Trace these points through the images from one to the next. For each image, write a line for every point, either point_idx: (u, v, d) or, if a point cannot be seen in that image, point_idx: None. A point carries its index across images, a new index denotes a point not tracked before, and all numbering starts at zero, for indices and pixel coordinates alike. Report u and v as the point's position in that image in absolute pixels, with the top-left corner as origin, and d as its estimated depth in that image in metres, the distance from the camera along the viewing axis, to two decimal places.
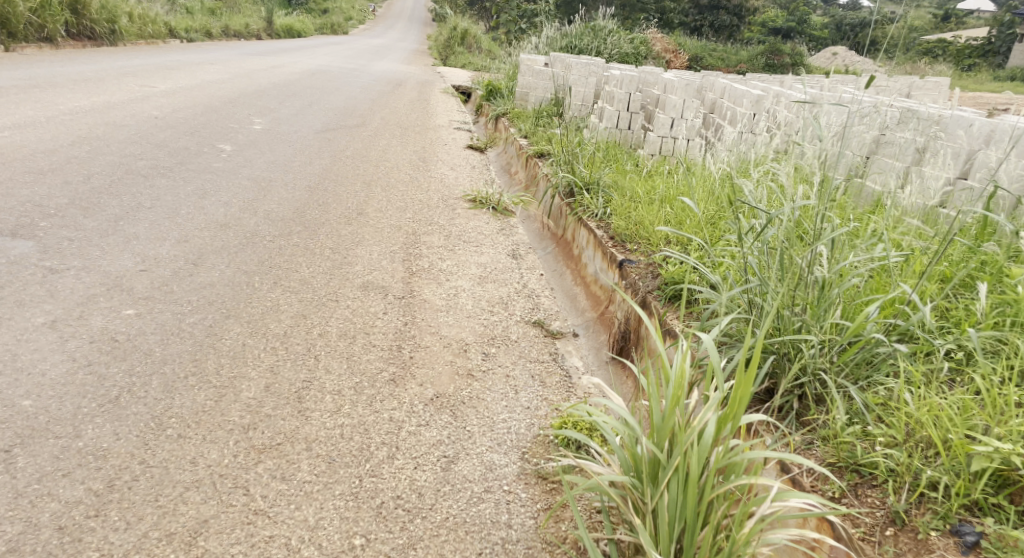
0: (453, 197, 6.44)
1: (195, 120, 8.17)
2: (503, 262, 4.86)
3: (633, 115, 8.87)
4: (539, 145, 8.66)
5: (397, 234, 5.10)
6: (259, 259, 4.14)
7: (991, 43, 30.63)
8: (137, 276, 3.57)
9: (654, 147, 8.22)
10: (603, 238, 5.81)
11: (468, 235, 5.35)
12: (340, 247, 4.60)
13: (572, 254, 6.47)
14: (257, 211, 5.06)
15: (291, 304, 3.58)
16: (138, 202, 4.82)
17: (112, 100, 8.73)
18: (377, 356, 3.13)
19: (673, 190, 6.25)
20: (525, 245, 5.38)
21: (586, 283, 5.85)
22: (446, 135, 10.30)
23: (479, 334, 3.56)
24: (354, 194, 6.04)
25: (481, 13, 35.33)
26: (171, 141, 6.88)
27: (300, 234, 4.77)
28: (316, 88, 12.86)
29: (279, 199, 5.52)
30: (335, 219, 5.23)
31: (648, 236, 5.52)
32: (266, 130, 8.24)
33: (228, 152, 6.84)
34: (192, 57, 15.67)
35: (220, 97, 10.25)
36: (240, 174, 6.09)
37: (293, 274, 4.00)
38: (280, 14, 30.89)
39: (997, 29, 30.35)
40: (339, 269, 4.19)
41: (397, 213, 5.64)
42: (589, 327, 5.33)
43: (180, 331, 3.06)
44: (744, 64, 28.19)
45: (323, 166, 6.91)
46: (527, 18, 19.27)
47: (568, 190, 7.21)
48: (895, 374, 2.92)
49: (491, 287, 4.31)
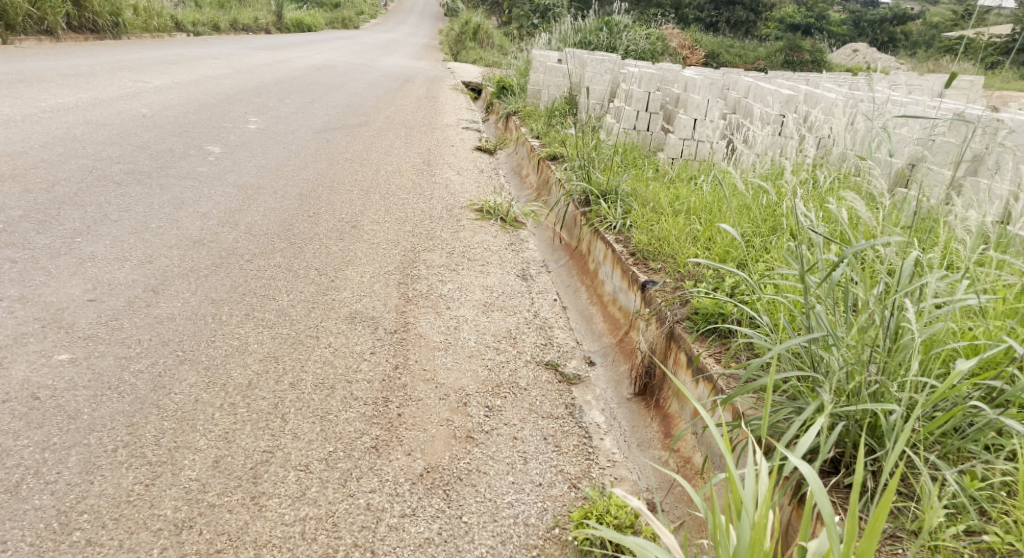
0: (458, 206, 5.92)
1: (186, 118, 7.66)
2: (512, 285, 4.33)
3: (653, 116, 8.30)
4: (552, 148, 8.15)
5: (394, 251, 4.60)
6: (230, 284, 3.62)
7: None
8: (81, 310, 3.06)
9: (674, 150, 7.63)
10: (621, 253, 5.29)
11: (473, 253, 4.83)
12: (327, 268, 4.08)
13: (587, 269, 5.98)
14: (238, 225, 4.55)
15: (261, 340, 3.06)
16: (103, 214, 4.31)
17: (100, 96, 8.24)
18: (358, 415, 2.61)
19: (701, 203, 5.72)
20: (537, 263, 4.85)
21: (604, 303, 5.33)
22: (454, 135, 9.80)
23: (481, 378, 3.04)
24: (349, 203, 5.52)
25: (494, 8, 34.79)
26: (156, 143, 6.38)
27: (283, 251, 4.25)
28: (320, 84, 12.35)
29: (265, 209, 5.02)
30: (325, 233, 4.72)
31: (674, 254, 4.97)
32: (262, 130, 7.73)
33: (216, 154, 6.34)
34: (196, 51, 15.19)
35: (218, 93, 9.76)
36: (226, 179, 5.59)
37: (269, 303, 3.49)
38: (290, 8, 30.49)
39: None
40: (323, 296, 3.67)
41: (396, 226, 5.12)
42: (607, 354, 4.84)
43: (118, 384, 2.56)
44: (763, 60, 27.24)
45: (318, 170, 6.39)
46: (540, 13, 18.76)
47: (584, 198, 6.71)
48: (992, 448, 2.38)
49: (497, 318, 3.78)
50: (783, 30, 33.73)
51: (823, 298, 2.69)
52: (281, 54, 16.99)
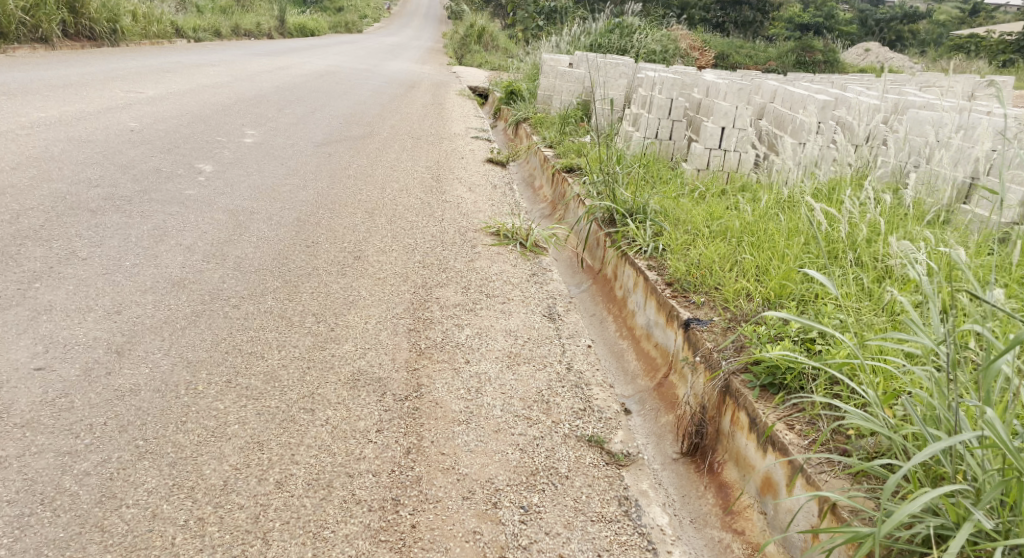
0: (472, 229, 5.39)
1: (178, 133, 7.14)
2: (538, 328, 3.79)
3: (675, 124, 7.66)
4: (568, 159, 7.62)
5: (404, 287, 4.08)
6: (211, 336, 3.09)
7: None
8: (23, 385, 2.54)
9: (701, 161, 7.03)
10: (655, 283, 4.74)
11: (491, 288, 4.30)
12: (326, 313, 3.55)
13: (614, 296, 5.44)
14: (226, 259, 4.01)
15: (242, 416, 2.53)
16: (71, 250, 3.79)
17: (87, 109, 7.72)
18: (360, 530, 2.17)
19: (744, 225, 5.19)
20: (564, 299, 4.32)
21: (636, 338, 4.79)
22: (463, 144, 9.27)
23: (511, 464, 2.52)
24: (352, 228, 5.00)
25: (498, 11, 34.37)
26: (142, 162, 5.85)
27: (276, 292, 3.71)
28: (322, 92, 11.82)
29: (259, 237, 4.49)
30: (325, 267, 4.18)
31: (718, 283, 4.45)
32: (259, 144, 7.21)
33: (207, 173, 5.82)
34: (196, 58, 14.68)
35: (214, 104, 9.23)
36: (217, 202, 5.07)
37: (256, 362, 2.95)
38: (293, 14, 29.98)
39: None
40: (319, 351, 3.14)
41: (404, 257, 4.59)
42: (643, 400, 4.31)
43: (55, 499, 2.13)
44: (773, 62, 26.71)
45: (320, 189, 5.87)
46: (547, 15, 18.27)
47: (608, 216, 6.15)
48: None
49: (523, 373, 3.24)
50: (791, 30, 33.19)
51: (974, 386, 2.19)
52: (282, 60, 16.51)
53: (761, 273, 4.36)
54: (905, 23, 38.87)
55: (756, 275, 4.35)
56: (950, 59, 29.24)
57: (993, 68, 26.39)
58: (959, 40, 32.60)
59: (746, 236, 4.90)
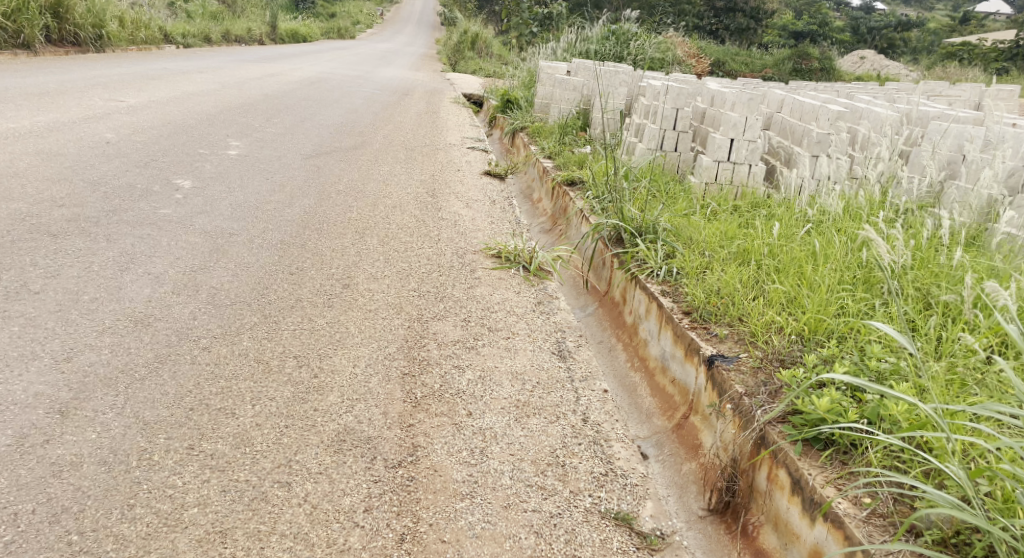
0: (471, 251, 4.99)
1: (157, 145, 6.72)
2: (547, 370, 3.40)
3: (680, 135, 7.21)
4: (569, 171, 7.21)
5: (397, 321, 3.68)
6: (174, 387, 2.68)
7: (1019, 45, 28.26)
8: None
9: (709, 174, 6.61)
10: (672, 311, 4.34)
11: (494, 320, 3.90)
12: (310, 355, 3.14)
13: (623, 322, 5.04)
14: (198, 291, 3.60)
15: (204, 495, 2.23)
16: (23, 283, 3.38)
17: (61, 119, 7.29)
18: None
19: (765, 247, 4.80)
20: (574, 334, 3.92)
21: (649, 371, 4.38)
22: (459, 155, 8.85)
23: (524, 554, 2.24)
24: (341, 251, 4.59)
25: (491, 18, 34.14)
26: (115, 177, 5.43)
27: (253, 330, 3.30)
28: (312, 100, 11.41)
29: (237, 263, 4.09)
30: (309, 299, 3.77)
31: (742, 314, 4.06)
32: (243, 157, 6.80)
33: (185, 189, 5.41)
34: (182, 65, 14.23)
35: (198, 113, 8.81)
36: (194, 222, 4.66)
37: (224, 419, 2.56)
38: (285, 20, 29.56)
39: None
40: (299, 405, 2.73)
41: (397, 284, 4.18)
42: (660, 442, 3.91)
43: None
44: (769, 69, 26.43)
45: (307, 207, 5.46)
46: (540, 22, 17.90)
47: (615, 235, 5.74)
48: None
49: (534, 427, 2.84)
50: (785, 38, 32.89)
51: None
52: (272, 66, 16.09)
53: (790, 303, 3.99)
54: (899, 32, 38.77)
55: (785, 307, 3.97)
56: (946, 66, 29.01)
57: (988, 76, 26.19)
58: (952, 49, 32.47)
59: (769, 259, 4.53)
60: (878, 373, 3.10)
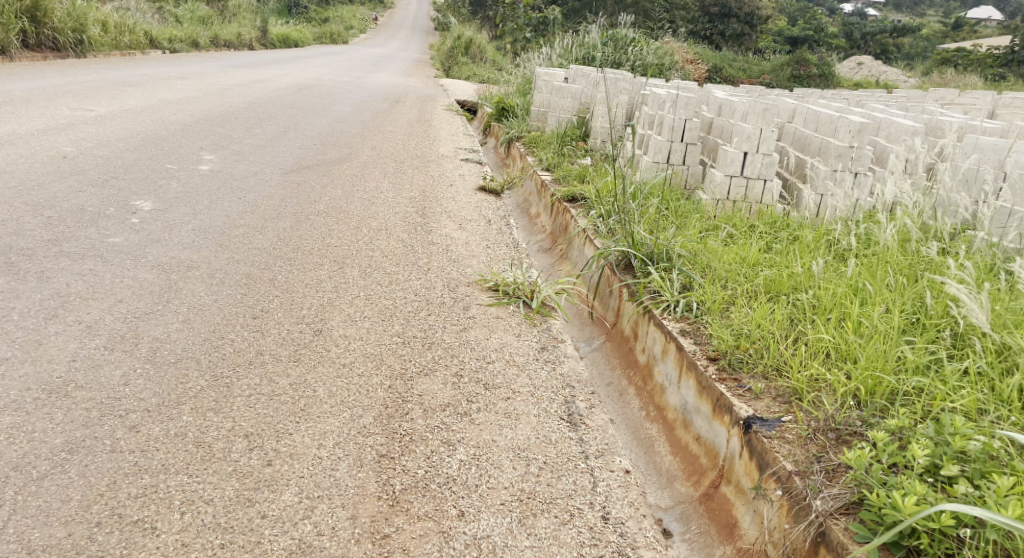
0: (465, 283, 4.42)
1: (121, 160, 6.13)
2: (556, 444, 2.82)
3: (689, 147, 6.52)
4: (570, 187, 6.59)
5: (375, 377, 3.10)
6: (81, 491, 2.23)
7: (1015, 52, 27.95)
8: None
9: (720, 191, 5.96)
10: (694, 356, 3.70)
11: (491, 374, 3.31)
12: (265, 433, 2.56)
13: (634, 360, 4.39)
14: (137, 344, 3.02)
15: None
16: None
17: (18, 131, 6.69)
18: None
19: (796, 282, 4.24)
20: (583, 391, 3.34)
21: (667, 424, 3.74)
22: (451, 168, 8.25)
23: None
24: (315, 287, 4.00)
25: (485, 23, 33.70)
26: (65, 198, 4.84)
27: (198, 398, 2.71)
28: (299, 108, 10.80)
29: (189, 304, 3.50)
30: (273, 351, 3.17)
31: (779, 366, 3.50)
32: (216, 172, 6.22)
33: (144, 212, 4.83)
34: (165, 70, 13.61)
35: (172, 123, 8.22)
36: (147, 253, 4.07)
37: (141, 538, 2.13)
38: (275, 24, 28.96)
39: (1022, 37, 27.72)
40: (242, 510, 2.24)
41: (378, 328, 3.59)
42: (684, 514, 3.30)
43: None
44: (766, 76, 25.97)
45: (281, 232, 4.87)
46: (535, 27, 17.36)
47: (624, 260, 5.07)
48: None
49: (541, 533, 2.34)
50: (782, 45, 32.46)
51: None
52: (260, 71, 15.47)
53: (837, 353, 3.43)
54: (894, 37, 38.43)
55: (833, 360, 3.40)
56: (942, 73, 28.65)
57: (985, 82, 25.83)
58: (947, 55, 32.16)
59: (805, 295, 3.94)
60: (962, 453, 2.57)
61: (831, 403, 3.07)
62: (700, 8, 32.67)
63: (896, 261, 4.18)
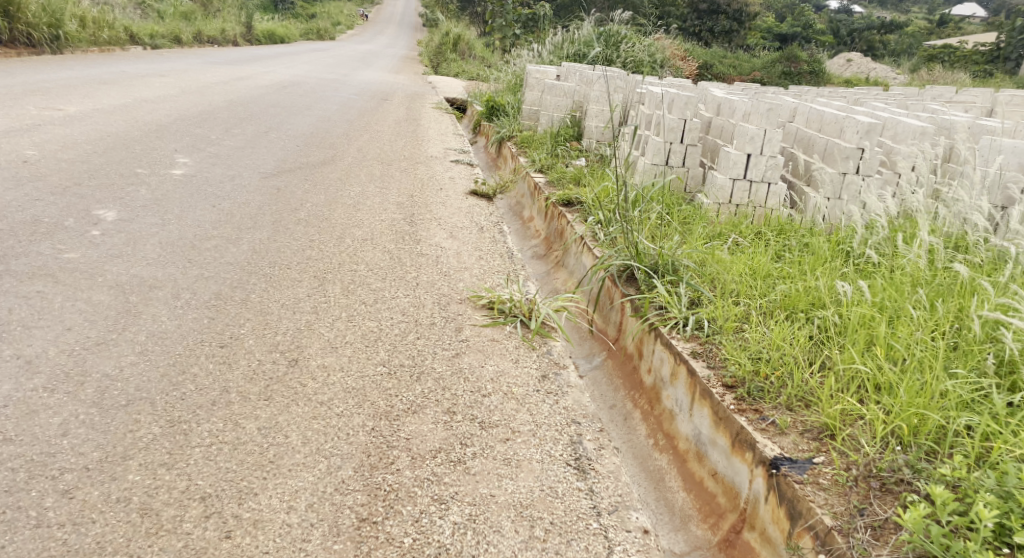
0: (457, 300, 4.06)
1: (87, 164, 5.73)
2: (564, 498, 2.50)
3: (691, 148, 6.15)
4: (566, 190, 6.25)
5: (357, 415, 2.74)
6: None
7: (1003, 48, 27.86)
8: None
9: (723, 194, 5.58)
10: (708, 383, 3.29)
11: (488, 409, 2.95)
12: (226, 496, 2.27)
13: (637, 378, 3.97)
14: (82, 383, 2.67)
15: None
16: None
17: None
18: None
19: (815, 298, 3.88)
20: (590, 428, 2.97)
21: (677, 455, 3.35)
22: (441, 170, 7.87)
23: None
24: (292, 307, 3.63)
25: (473, 19, 33.26)
26: (21, 208, 4.46)
27: (147, 454, 2.38)
28: (282, 107, 10.37)
29: (148, 330, 3.13)
30: (240, 387, 2.80)
31: (804, 397, 3.14)
32: (190, 176, 5.84)
33: (108, 222, 4.46)
34: (144, 66, 13.15)
35: (146, 123, 7.81)
36: (106, 270, 3.70)
37: None
38: (260, 20, 28.43)
39: (1010, 33, 27.64)
40: None
41: (361, 355, 3.23)
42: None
43: None
44: (757, 72, 25.67)
45: (256, 243, 4.49)
46: (524, 23, 17.01)
47: (625, 271, 4.67)
48: None
49: None
50: (772, 40, 32.20)
51: None
52: (242, 68, 15.01)
53: (869, 384, 3.07)
54: (882, 34, 38.36)
55: (866, 391, 3.04)
56: (932, 68, 28.47)
57: (975, 78, 25.67)
58: (935, 52, 32.09)
59: (828, 315, 3.57)
60: None
61: (872, 447, 2.71)
62: (689, 5, 32.40)
63: (925, 276, 3.83)
